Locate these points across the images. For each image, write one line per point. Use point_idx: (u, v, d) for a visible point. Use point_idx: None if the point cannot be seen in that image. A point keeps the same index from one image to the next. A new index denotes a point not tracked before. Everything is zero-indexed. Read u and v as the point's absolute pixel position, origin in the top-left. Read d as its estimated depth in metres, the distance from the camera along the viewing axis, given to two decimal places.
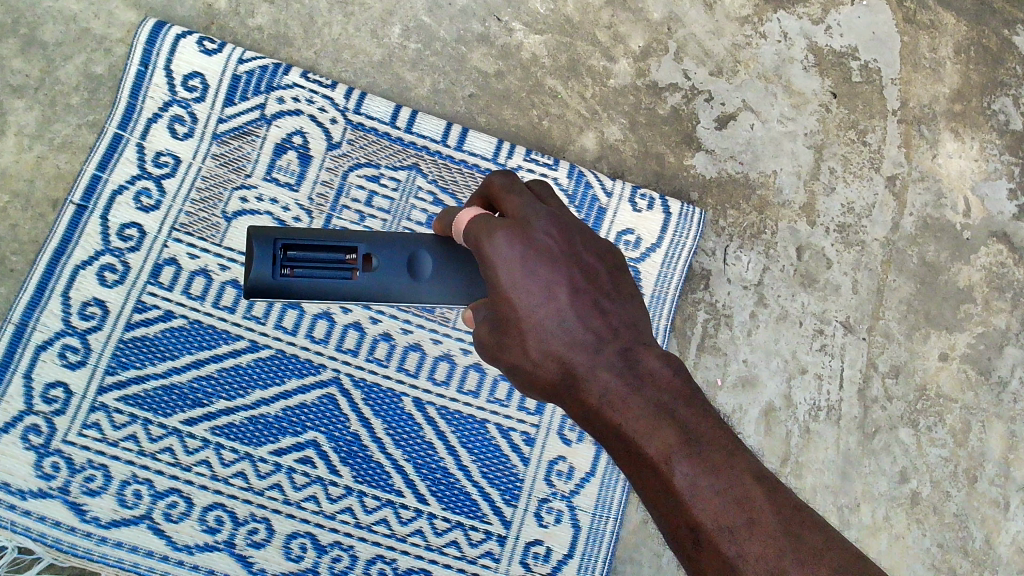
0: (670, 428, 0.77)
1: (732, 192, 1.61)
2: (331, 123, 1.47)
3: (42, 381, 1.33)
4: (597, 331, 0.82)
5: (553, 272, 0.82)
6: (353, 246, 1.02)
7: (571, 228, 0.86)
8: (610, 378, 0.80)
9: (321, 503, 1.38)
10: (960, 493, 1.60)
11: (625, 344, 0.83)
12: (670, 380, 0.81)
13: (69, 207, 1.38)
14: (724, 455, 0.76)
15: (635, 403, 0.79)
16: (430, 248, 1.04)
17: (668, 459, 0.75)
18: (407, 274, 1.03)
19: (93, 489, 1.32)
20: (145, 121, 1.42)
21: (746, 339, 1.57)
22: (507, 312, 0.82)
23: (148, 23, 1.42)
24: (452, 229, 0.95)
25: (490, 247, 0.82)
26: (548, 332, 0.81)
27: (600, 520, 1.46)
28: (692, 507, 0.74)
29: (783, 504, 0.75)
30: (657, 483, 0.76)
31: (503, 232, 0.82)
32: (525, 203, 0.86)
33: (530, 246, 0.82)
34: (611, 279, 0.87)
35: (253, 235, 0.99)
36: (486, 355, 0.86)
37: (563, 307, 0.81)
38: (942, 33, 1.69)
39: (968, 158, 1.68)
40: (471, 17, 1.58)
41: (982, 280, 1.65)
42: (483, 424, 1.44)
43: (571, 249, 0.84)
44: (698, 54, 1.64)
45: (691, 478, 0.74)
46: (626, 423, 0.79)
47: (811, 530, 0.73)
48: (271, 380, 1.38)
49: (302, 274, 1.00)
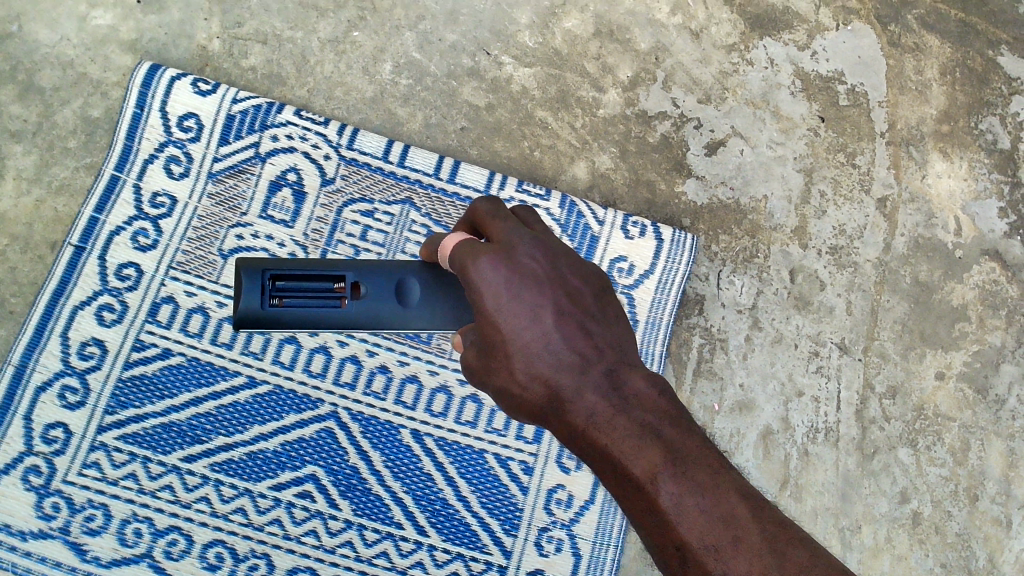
0: (655, 448, 0.78)
1: (724, 217, 1.62)
2: (325, 160, 1.49)
3: (42, 422, 1.34)
4: (583, 353, 0.84)
5: (538, 295, 0.83)
6: (342, 275, 1.05)
7: (557, 251, 0.88)
8: (594, 398, 0.82)
9: (321, 537, 1.38)
10: (962, 512, 1.60)
11: (610, 365, 0.84)
12: (655, 400, 0.83)
13: (68, 248, 1.40)
14: (709, 473, 0.77)
15: (621, 424, 0.81)
16: (417, 274, 1.08)
17: (653, 479, 0.76)
18: (395, 300, 1.07)
19: (93, 528, 1.33)
20: (141, 162, 1.44)
21: (742, 362, 1.58)
22: (494, 336, 0.84)
23: (144, 66, 1.45)
24: (441, 255, 0.97)
25: (475, 271, 0.84)
26: (534, 355, 0.83)
27: (601, 548, 1.45)
28: (677, 525, 0.74)
29: (768, 521, 0.75)
30: (642, 502, 0.77)
31: (488, 256, 0.84)
32: (511, 228, 0.88)
33: (515, 269, 0.84)
34: (598, 301, 0.89)
35: (242, 267, 1.03)
36: (476, 380, 0.88)
37: (549, 331, 0.83)
38: (927, 55, 1.71)
39: (957, 178, 1.69)
40: (461, 52, 1.61)
41: (976, 298, 1.65)
42: (481, 454, 1.44)
43: (556, 273, 0.86)
44: (686, 82, 1.66)
45: (677, 497, 0.75)
46: (612, 444, 0.80)
47: (797, 547, 0.73)
48: (270, 415, 1.39)
49: (291, 303, 1.03)
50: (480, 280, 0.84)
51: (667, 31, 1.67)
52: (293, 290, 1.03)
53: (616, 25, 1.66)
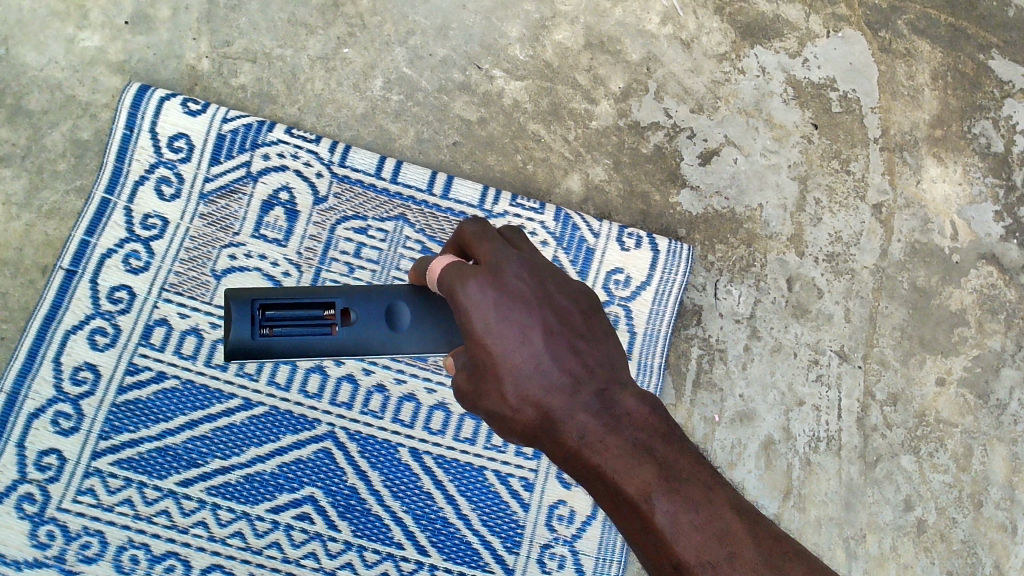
0: (649, 466, 0.77)
1: (719, 226, 1.62)
2: (317, 177, 1.48)
3: (35, 449, 1.33)
4: (574, 372, 0.83)
5: (526, 316, 0.82)
6: (331, 301, 1.04)
7: (544, 271, 0.87)
8: (586, 417, 0.80)
9: (320, 559, 1.37)
10: (967, 519, 1.59)
11: (602, 384, 0.83)
12: (648, 418, 0.81)
13: (59, 272, 1.38)
14: (704, 490, 0.75)
15: (613, 442, 0.79)
16: (407, 298, 1.06)
17: (648, 497, 0.75)
18: (385, 326, 1.05)
19: (89, 556, 1.31)
20: (131, 184, 1.43)
21: (742, 372, 1.57)
22: (484, 358, 0.83)
23: (133, 87, 1.44)
24: (429, 278, 0.96)
25: (463, 295, 0.84)
26: (525, 376, 0.81)
27: (605, 564, 1.44)
28: (673, 544, 0.73)
29: (764, 536, 0.74)
30: (637, 521, 0.75)
31: (475, 280, 0.83)
32: (498, 249, 0.87)
33: (503, 292, 0.83)
34: (586, 319, 0.87)
35: (230, 297, 1.01)
36: (468, 403, 0.87)
37: (539, 351, 0.82)
38: (918, 60, 1.71)
39: (952, 182, 1.69)
40: (452, 67, 1.60)
41: (974, 302, 1.65)
42: (481, 471, 1.43)
43: (543, 293, 0.85)
44: (678, 92, 1.65)
45: (672, 515, 0.74)
46: (605, 463, 0.78)
47: (794, 561, 0.72)
48: (266, 437, 1.37)
49: (281, 331, 1.02)
50: (469, 302, 0.83)
51: (657, 41, 1.66)
52: (282, 318, 1.02)
53: (607, 36, 1.65)
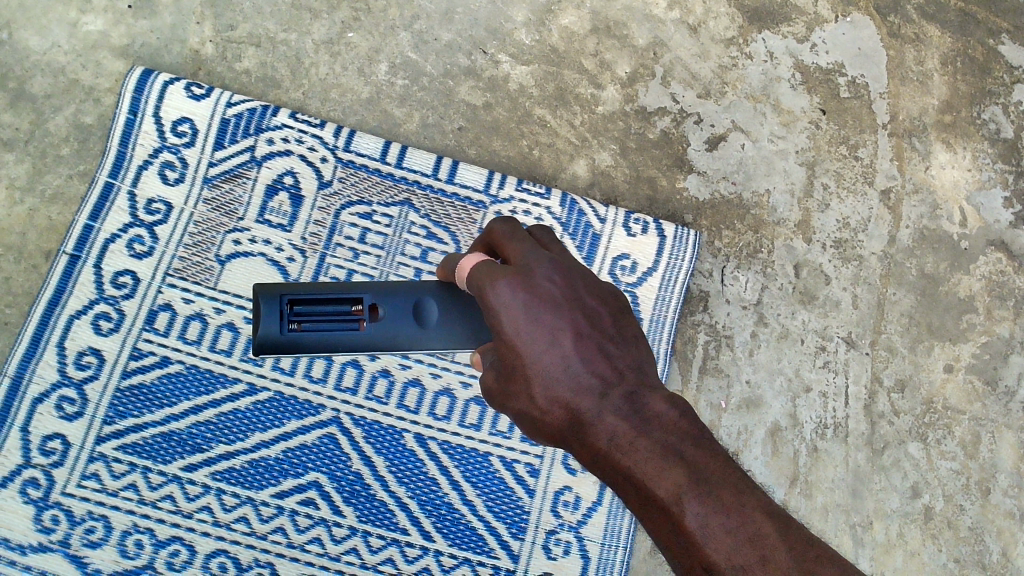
0: (678, 469, 0.74)
1: (726, 212, 1.61)
2: (322, 162, 1.48)
3: (40, 434, 1.32)
4: (603, 374, 0.82)
5: (555, 318, 0.82)
6: (359, 297, 1.04)
7: (574, 273, 0.86)
8: (615, 420, 0.79)
9: (326, 545, 1.36)
10: (974, 506, 1.58)
11: (630, 387, 0.81)
12: (676, 421, 0.79)
13: (63, 257, 1.38)
14: (735, 492, 0.73)
15: (642, 446, 0.77)
16: (436, 295, 1.04)
17: (678, 500, 0.73)
18: (414, 322, 1.04)
19: (94, 540, 1.31)
20: (135, 168, 1.42)
21: (748, 359, 1.56)
22: (513, 359, 0.83)
23: (136, 71, 1.43)
24: (458, 278, 0.96)
25: (494, 294, 0.83)
26: (553, 378, 0.81)
27: (610, 550, 1.43)
28: (703, 546, 0.70)
29: (799, 541, 0.70)
30: (667, 524, 0.73)
31: (506, 279, 0.83)
32: (528, 250, 0.87)
33: (533, 292, 0.83)
34: (615, 322, 0.86)
35: (260, 293, 1.02)
36: (496, 403, 0.87)
37: (567, 353, 0.81)
38: (927, 45, 1.69)
39: (961, 168, 1.67)
40: (457, 51, 1.59)
41: (983, 289, 1.64)
42: (486, 457, 1.42)
43: (573, 295, 0.84)
44: (685, 76, 1.64)
45: (703, 517, 0.71)
46: (635, 466, 0.76)
47: (830, 565, 0.68)
48: (271, 422, 1.37)
49: (309, 327, 1.03)
50: (499, 302, 0.83)
51: (664, 25, 1.65)
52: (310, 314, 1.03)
53: (613, 21, 1.64)
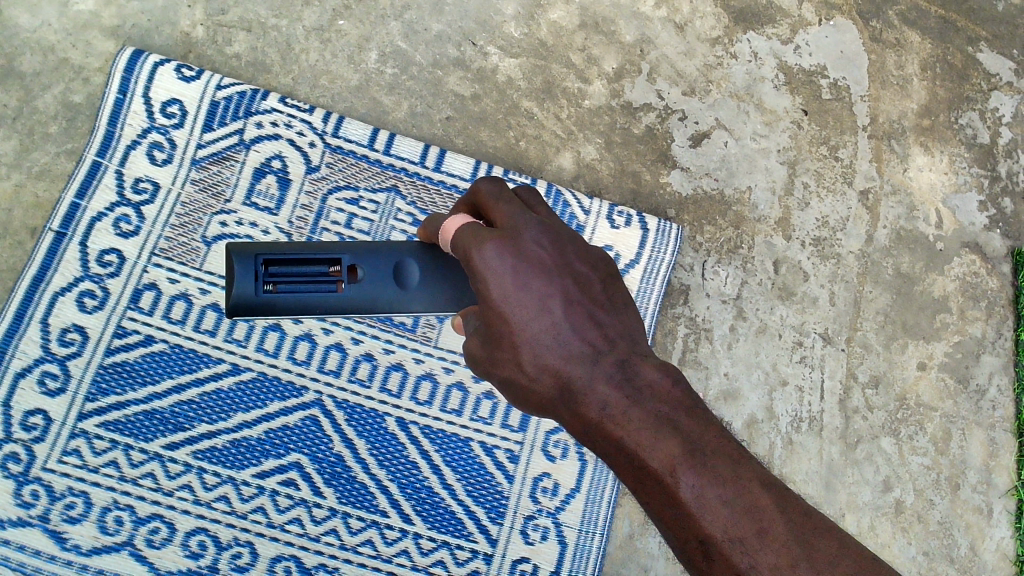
0: (673, 440, 0.75)
1: (708, 207, 1.63)
2: (310, 147, 1.49)
3: (21, 410, 1.32)
4: (594, 343, 0.81)
5: (547, 285, 0.80)
6: (337, 257, 1.03)
7: (562, 236, 0.85)
8: (607, 389, 0.79)
9: (305, 525, 1.37)
10: (944, 501, 1.61)
11: (622, 356, 0.82)
12: (669, 391, 0.80)
13: (48, 234, 1.38)
14: (730, 464, 0.75)
15: (636, 415, 0.78)
16: (416, 255, 1.05)
17: (673, 471, 0.74)
18: (393, 283, 1.04)
19: (73, 516, 1.31)
20: (123, 148, 1.43)
21: (727, 352, 1.58)
22: (500, 326, 0.81)
23: (126, 51, 1.43)
24: (438, 235, 0.94)
25: (480, 259, 0.80)
26: (544, 347, 0.80)
27: (587, 536, 1.45)
28: (700, 518, 0.72)
29: (794, 512, 0.73)
30: (661, 495, 0.75)
31: (493, 243, 0.80)
32: (515, 212, 0.85)
33: (522, 258, 0.80)
34: (604, 287, 0.86)
35: (233, 253, 1.00)
36: (479, 369, 0.86)
37: (559, 322, 0.80)
38: (907, 50, 1.73)
39: (938, 171, 1.71)
40: (446, 42, 1.61)
41: (956, 290, 1.67)
42: (467, 442, 1.44)
43: (563, 260, 0.83)
44: (671, 74, 1.67)
45: (699, 489, 0.73)
46: (628, 437, 0.77)
47: (825, 538, 0.72)
48: (253, 403, 1.38)
49: (285, 288, 1.01)
50: (485, 266, 0.80)
51: (651, 23, 1.67)
52: (286, 275, 1.01)
53: (601, 17, 1.66)
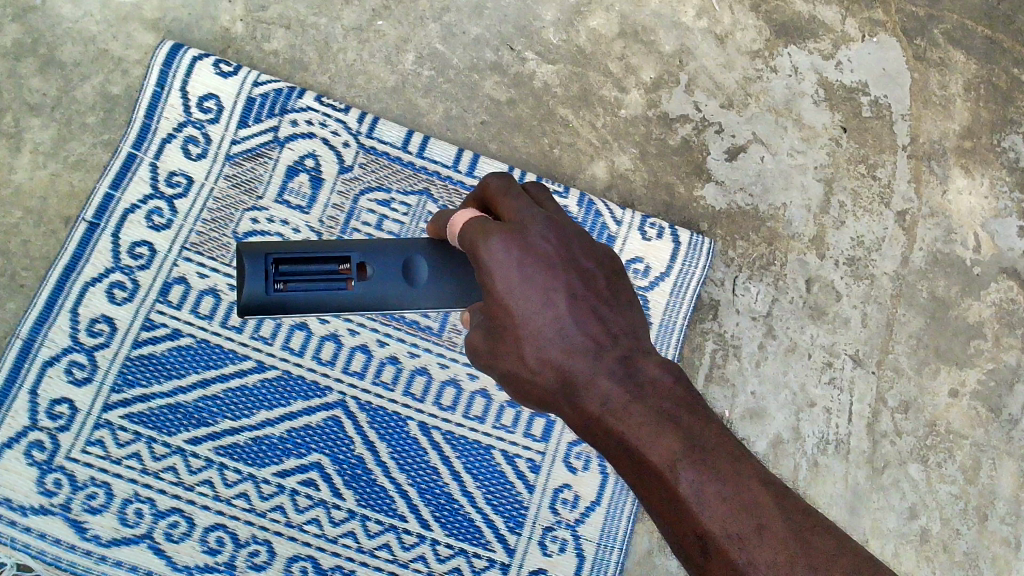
0: (673, 435, 0.76)
1: (742, 222, 1.61)
2: (344, 147, 1.49)
3: (48, 398, 1.33)
4: (597, 339, 0.84)
5: (551, 279, 0.83)
6: (346, 255, 1.02)
7: (567, 232, 0.87)
8: (609, 384, 0.81)
9: (323, 526, 1.36)
10: (971, 531, 1.58)
11: (624, 352, 0.84)
12: (670, 388, 0.81)
13: (82, 224, 1.38)
14: (730, 461, 0.75)
15: (636, 411, 0.79)
16: (425, 252, 1.05)
17: (671, 466, 0.74)
18: (402, 279, 1.04)
19: (95, 506, 1.31)
20: (159, 141, 1.43)
21: (755, 370, 1.56)
22: (504, 318, 0.83)
23: (166, 45, 1.44)
24: (448, 231, 0.95)
25: (486, 251, 0.82)
26: (546, 339, 0.82)
27: (606, 550, 1.44)
28: (698, 512, 0.72)
29: (793, 510, 0.72)
30: (660, 489, 0.75)
31: (501, 236, 0.82)
32: (523, 207, 0.86)
33: (527, 251, 0.82)
34: (608, 285, 0.88)
35: (244, 252, 1.00)
36: (481, 361, 0.87)
37: (562, 316, 0.82)
38: (952, 70, 1.70)
39: (978, 195, 1.68)
40: (484, 46, 1.60)
41: (992, 316, 1.64)
42: (488, 450, 1.43)
43: (569, 256, 0.85)
44: (709, 86, 1.65)
45: (697, 484, 0.73)
46: (629, 431, 0.79)
47: (822, 535, 0.71)
48: (277, 401, 1.38)
49: (296, 287, 1.00)
50: (492, 259, 0.81)
51: (691, 34, 1.66)
52: (296, 273, 1.00)
53: (641, 26, 1.65)
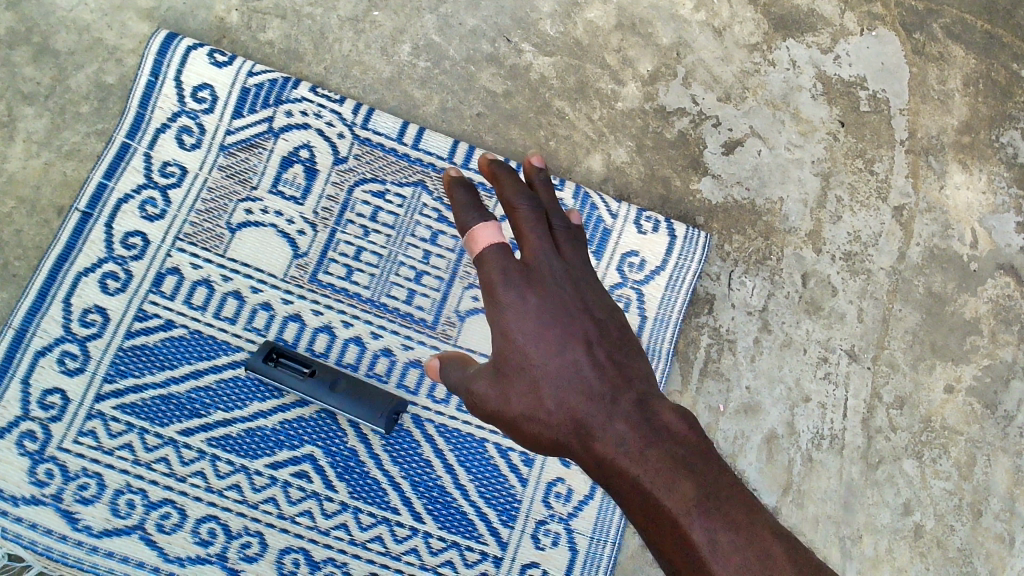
0: (687, 483, 0.75)
1: (738, 217, 1.60)
2: (339, 138, 1.48)
3: (40, 388, 1.33)
4: (610, 381, 0.86)
5: (564, 323, 0.88)
6: None
7: (583, 283, 0.93)
8: (624, 426, 0.82)
9: (316, 518, 1.36)
10: (966, 527, 1.55)
11: (638, 395, 0.85)
12: (684, 432, 0.81)
13: (75, 214, 1.38)
14: (743, 513, 0.73)
15: (652, 456, 0.78)
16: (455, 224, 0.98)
17: (687, 512, 0.73)
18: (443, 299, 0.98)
19: (86, 497, 1.31)
20: (153, 131, 1.43)
21: (750, 364, 1.55)
22: (521, 362, 0.88)
23: (160, 34, 1.44)
24: None
25: (503, 296, 0.89)
26: (560, 381, 0.86)
27: (599, 544, 1.43)
28: (710, 563, 0.70)
29: (802, 563, 0.70)
30: (672, 537, 0.73)
31: (518, 283, 0.89)
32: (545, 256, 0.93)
33: (543, 297, 0.89)
34: (621, 331, 0.92)
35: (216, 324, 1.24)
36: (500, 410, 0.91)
37: (576, 359, 0.86)
38: (950, 65, 1.70)
39: (976, 191, 1.67)
40: (481, 38, 1.60)
41: (989, 312, 1.63)
42: (482, 443, 1.42)
43: (584, 305, 0.91)
44: (706, 79, 1.64)
45: (709, 533, 0.71)
46: (642, 474, 0.78)
47: None
48: (270, 393, 1.37)
49: None
50: (508, 302, 0.88)
51: (689, 27, 1.65)
52: None
53: (639, 18, 1.64)
